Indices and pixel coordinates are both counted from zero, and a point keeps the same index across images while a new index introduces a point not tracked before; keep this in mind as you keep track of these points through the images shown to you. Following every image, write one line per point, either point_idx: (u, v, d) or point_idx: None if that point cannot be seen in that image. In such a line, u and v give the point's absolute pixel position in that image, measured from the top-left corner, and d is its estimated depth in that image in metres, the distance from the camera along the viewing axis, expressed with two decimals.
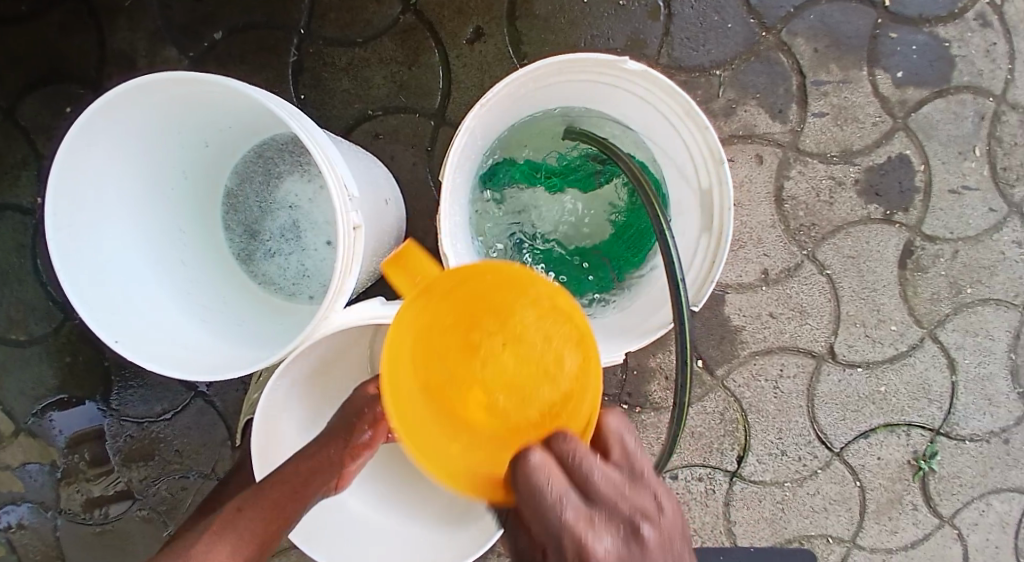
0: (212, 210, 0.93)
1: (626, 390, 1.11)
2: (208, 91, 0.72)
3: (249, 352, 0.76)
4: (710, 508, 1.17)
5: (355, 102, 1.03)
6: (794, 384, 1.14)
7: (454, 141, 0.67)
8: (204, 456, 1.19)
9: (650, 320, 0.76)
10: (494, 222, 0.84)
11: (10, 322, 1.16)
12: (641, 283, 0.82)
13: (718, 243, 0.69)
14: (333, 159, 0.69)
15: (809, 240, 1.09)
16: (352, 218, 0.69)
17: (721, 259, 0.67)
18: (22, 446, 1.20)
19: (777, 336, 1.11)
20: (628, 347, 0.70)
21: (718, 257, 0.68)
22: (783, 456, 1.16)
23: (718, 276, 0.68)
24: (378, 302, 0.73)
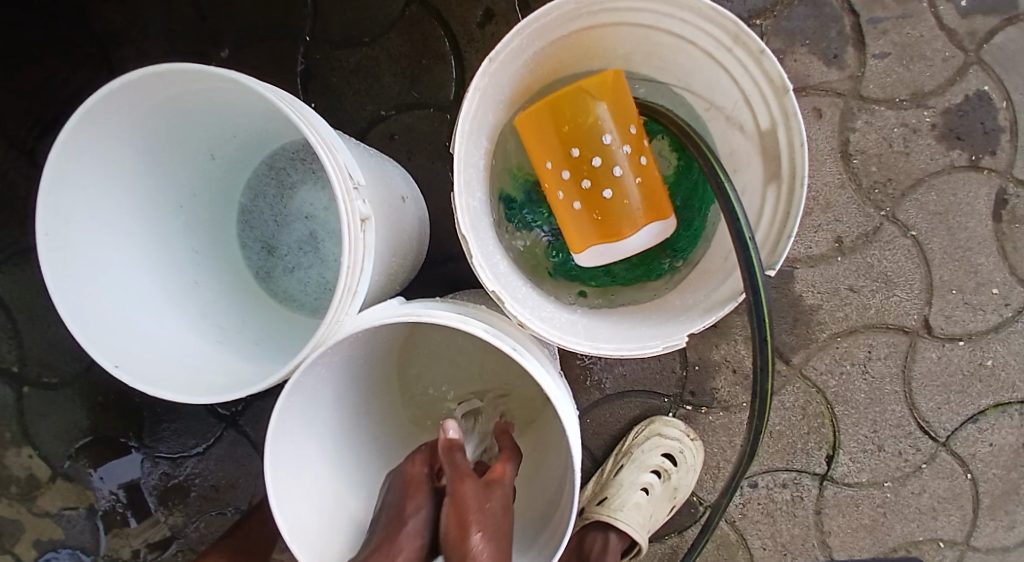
0: (227, 227, 0.89)
1: (689, 388, 0.97)
2: (197, 89, 0.66)
3: (268, 368, 0.69)
4: (799, 518, 1.02)
5: (367, 104, 0.96)
6: (886, 366, 0.99)
7: (468, 106, 0.59)
8: (241, 492, 1.13)
9: (714, 295, 0.63)
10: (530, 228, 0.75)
11: (41, 364, 1.13)
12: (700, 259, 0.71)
13: (793, 190, 0.57)
14: (337, 146, 0.62)
15: (885, 199, 0.96)
16: (358, 208, 0.60)
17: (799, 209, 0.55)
18: (60, 492, 1.15)
19: (861, 313, 0.98)
20: (690, 328, 0.58)
21: (794, 209, 0.57)
22: (880, 452, 1.01)
23: (796, 228, 0.55)
24: (396, 302, 0.64)
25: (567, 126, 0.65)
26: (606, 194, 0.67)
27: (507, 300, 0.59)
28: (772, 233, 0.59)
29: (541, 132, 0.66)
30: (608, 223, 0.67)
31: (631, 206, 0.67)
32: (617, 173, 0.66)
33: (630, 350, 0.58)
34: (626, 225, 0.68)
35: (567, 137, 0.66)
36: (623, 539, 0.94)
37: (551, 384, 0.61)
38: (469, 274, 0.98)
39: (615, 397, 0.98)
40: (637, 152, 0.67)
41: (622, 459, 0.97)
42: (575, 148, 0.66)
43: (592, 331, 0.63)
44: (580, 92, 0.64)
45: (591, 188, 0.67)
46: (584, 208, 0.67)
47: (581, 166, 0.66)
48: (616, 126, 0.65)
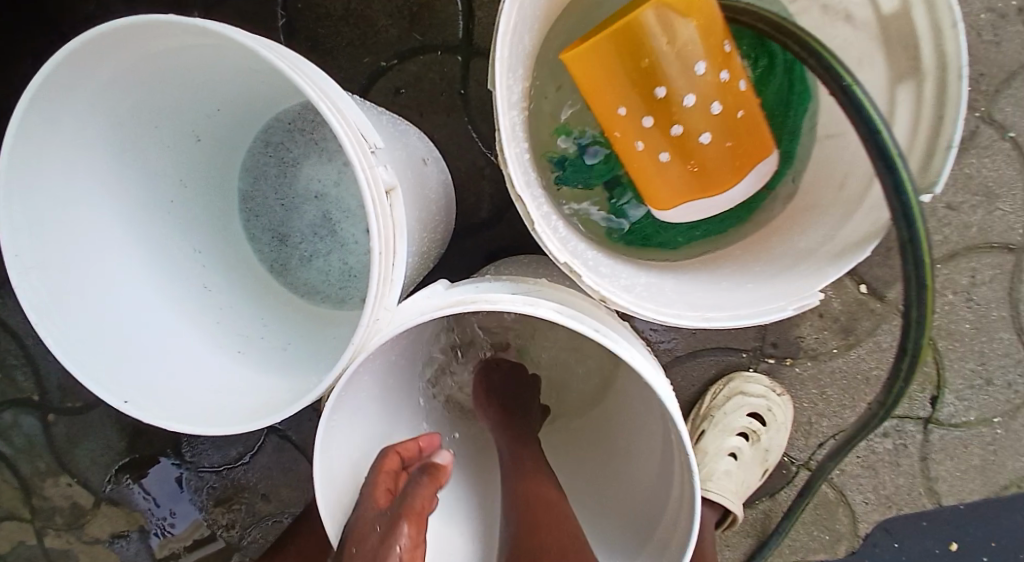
0: (229, 219, 0.79)
1: (770, 340, 0.86)
2: (166, 48, 0.55)
3: (298, 380, 0.60)
4: (904, 467, 0.91)
5: (364, 56, 0.84)
6: (992, 291, 0.87)
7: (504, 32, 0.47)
8: (293, 498, 1.06)
9: (837, 237, 0.54)
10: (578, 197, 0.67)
11: (63, 389, 1.06)
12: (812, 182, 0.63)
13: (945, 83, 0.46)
14: (345, 104, 0.50)
15: (978, 98, 0.83)
16: (382, 177, 0.49)
17: (958, 106, 0.45)
18: (108, 516, 1.10)
19: (960, 234, 0.85)
20: (823, 281, 0.50)
21: (950, 104, 0.46)
22: (989, 386, 0.89)
23: (959, 132, 0.45)
24: (441, 288, 0.55)
25: (641, 59, 0.51)
26: (704, 139, 0.55)
27: (584, 273, 0.50)
28: (914, 140, 0.48)
29: (610, 75, 0.52)
30: (701, 173, 0.57)
31: (729, 148, 0.57)
32: (717, 110, 0.55)
33: (745, 318, 0.50)
34: (721, 171, 0.58)
35: (642, 73, 0.52)
36: (716, 510, 0.84)
37: (644, 363, 0.52)
38: (509, 239, 0.87)
39: (687, 360, 0.87)
40: (730, 77, 0.55)
41: (702, 423, 0.87)
42: (661, 89, 0.53)
43: (687, 293, 0.54)
44: (664, 14, 0.50)
45: (683, 133, 0.55)
46: (673, 161, 0.56)
47: (669, 109, 0.54)
48: (708, 52, 0.53)
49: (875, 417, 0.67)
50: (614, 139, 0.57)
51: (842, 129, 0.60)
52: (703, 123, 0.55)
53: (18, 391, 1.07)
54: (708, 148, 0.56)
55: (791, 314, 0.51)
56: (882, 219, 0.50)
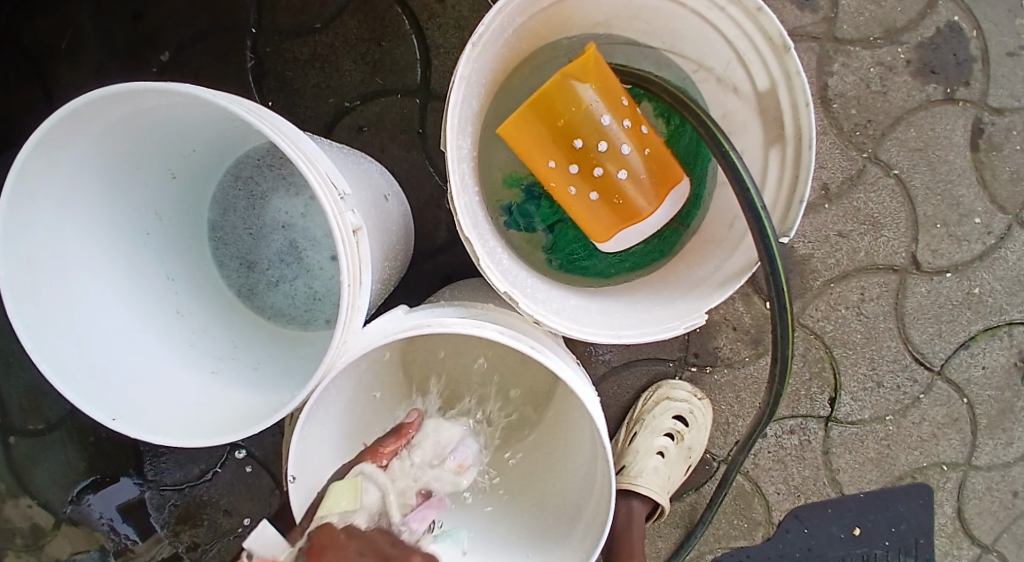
0: (200, 247, 0.85)
1: (692, 350, 0.98)
2: (154, 105, 0.61)
3: (270, 397, 0.67)
4: (809, 460, 1.04)
5: (329, 95, 0.91)
6: (879, 306, 1.00)
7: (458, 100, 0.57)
8: (255, 511, 1.11)
9: (725, 269, 0.65)
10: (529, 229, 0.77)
11: (25, 411, 1.09)
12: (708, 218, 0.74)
13: (801, 150, 0.59)
14: (316, 156, 0.58)
15: (866, 140, 0.96)
16: (349, 220, 0.57)
17: (809, 170, 0.58)
18: (68, 537, 1.13)
19: (852, 257, 0.98)
20: (707, 305, 0.60)
21: (802, 166, 0.59)
22: (880, 388, 1.03)
23: (809, 191, 0.58)
24: (401, 311, 0.63)
25: (556, 121, 0.65)
26: (621, 175, 0.68)
27: (521, 301, 0.59)
28: (781, 194, 0.61)
29: (535, 139, 0.65)
30: (629, 205, 0.69)
31: (644, 179, 0.69)
32: (627, 150, 0.67)
33: (650, 335, 0.60)
34: (644, 201, 0.69)
35: (558, 130, 0.65)
36: (646, 503, 0.94)
37: (572, 375, 0.62)
38: (460, 263, 0.96)
39: (621, 370, 0.99)
40: (636, 124, 0.68)
41: (635, 426, 0.97)
42: (577, 140, 0.66)
43: (608, 316, 0.65)
44: (565, 87, 0.63)
45: (603, 173, 0.68)
46: (600, 198, 0.69)
47: (586, 154, 0.67)
48: (610, 107, 0.66)
49: (764, 417, 0.79)
50: (551, 190, 0.69)
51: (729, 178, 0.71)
52: (617, 163, 0.67)
53: None
54: (628, 182, 0.68)
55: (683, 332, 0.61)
56: (753, 256, 0.62)
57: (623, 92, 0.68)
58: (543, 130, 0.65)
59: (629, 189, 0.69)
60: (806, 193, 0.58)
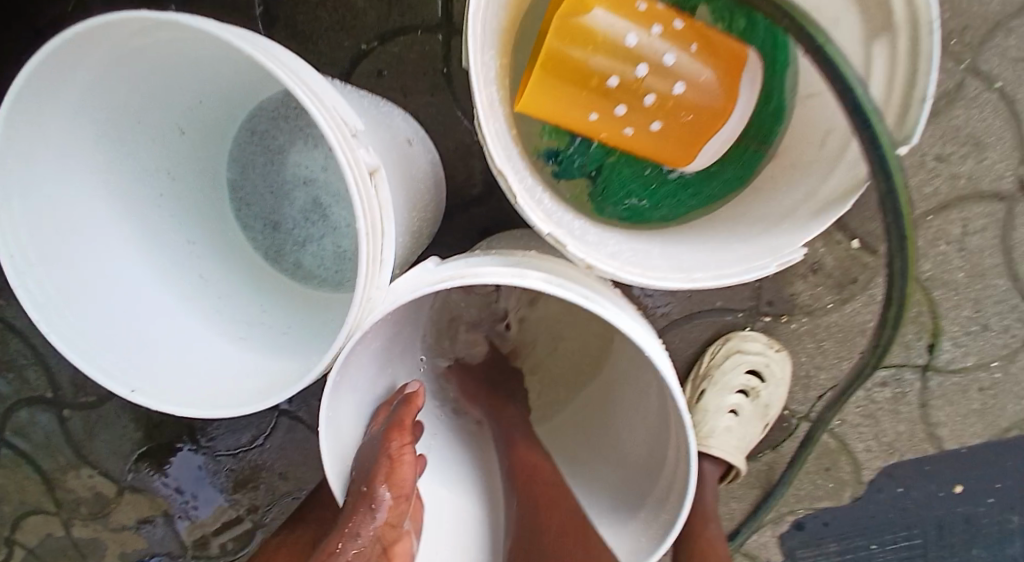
0: (223, 209, 0.80)
1: (765, 299, 0.89)
2: (145, 44, 0.56)
3: (295, 363, 0.62)
4: (903, 414, 0.95)
5: (344, 39, 0.84)
6: (984, 239, 0.88)
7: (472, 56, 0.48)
8: (309, 475, 1.09)
9: (823, 190, 0.56)
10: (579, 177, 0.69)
11: (76, 385, 1.09)
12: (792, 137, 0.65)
13: (916, 36, 0.50)
14: (324, 91, 0.51)
15: (964, 48, 0.82)
16: (362, 159, 0.50)
17: (931, 58, 0.48)
18: (132, 504, 1.14)
19: (952, 184, 0.86)
20: (804, 236, 0.53)
21: (921, 56, 0.49)
22: (986, 332, 0.91)
23: (931, 81, 0.48)
24: (432, 264, 0.56)
25: (578, 63, 0.55)
26: (678, 88, 0.58)
27: (569, 242, 0.52)
28: (891, 94, 0.52)
29: (565, 98, 0.56)
30: (700, 116, 0.61)
31: (703, 80, 0.59)
32: (671, 61, 0.58)
33: (728, 276, 0.53)
34: (709, 110, 0.61)
35: (581, 70, 0.55)
36: (719, 465, 0.88)
37: (633, 325, 0.55)
38: (501, 214, 0.88)
39: (685, 321, 0.91)
40: (670, 24, 0.58)
41: (702, 383, 0.90)
42: (611, 77, 0.56)
43: (674, 256, 0.57)
44: (573, 29, 0.53)
45: (656, 97, 0.58)
46: (664, 123, 0.60)
47: (627, 76, 0.57)
48: (632, 22, 0.56)
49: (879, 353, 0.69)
50: (606, 139, 0.61)
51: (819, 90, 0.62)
52: (664, 73, 0.58)
53: (31, 390, 1.10)
54: (689, 90, 0.59)
55: (773, 271, 0.54)
56: (861, 174, 0.53)
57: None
58: (567, 83, 0.55)
59: (695, 100, 0.60)
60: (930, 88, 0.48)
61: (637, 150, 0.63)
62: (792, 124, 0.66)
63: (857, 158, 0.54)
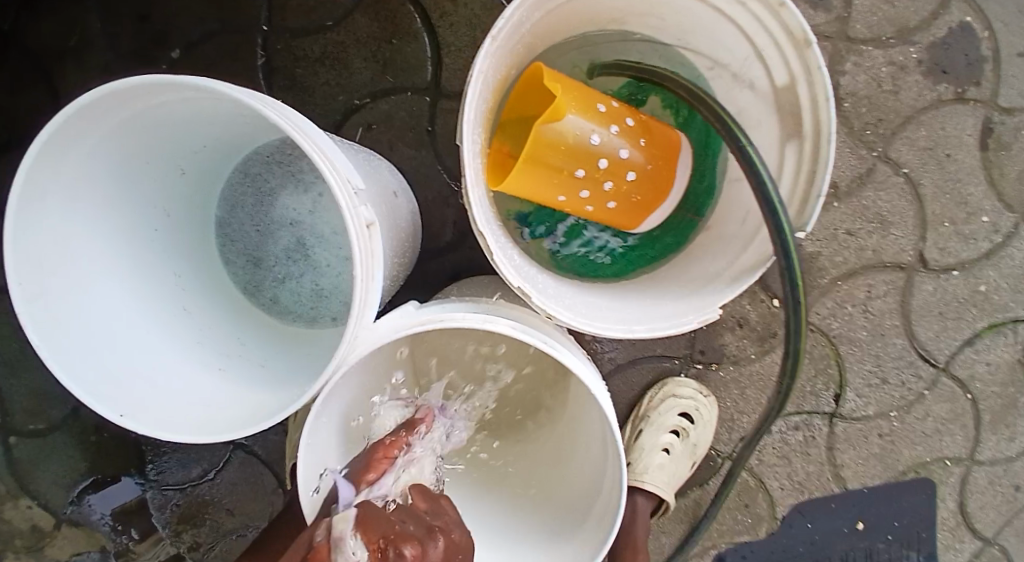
0: (207, 244, 0.84)
1: (698, 347, 0.98)
2: (162, 100, 0.61)
3: (277, 393, 0.66)
4: (813, 456, 1.04)
5: (338, 94, 0.91)
6: (886, 303, 1.00)
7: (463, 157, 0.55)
8: (258, 510, 1.10)
9: (739, 261, 0.65)
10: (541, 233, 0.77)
11: (27, 410, 1.08)
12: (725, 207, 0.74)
13: (819, 145, 0.59)
14: (333, 151, 0.58)
15: (877, 139, 0.95)
16: (363, 214, 0.56)
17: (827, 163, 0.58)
18: (69, 538, 1.12)
19: (859, 255, 0.98)
20: (721, 300, 0.61)
21: (821, 162, 0.59)
22: (885, 385, 1.02)
23: (826, 184, 0.58)
24: (413, 307, 0.62)
25: (549, 160, 0.62)
26: (631, 174, 0.67)
27: (535, 295, 0.59)
28: (797, 191, 0.61)
29: (536, 186, 0.64)
30: (648, 192, 0.71)
31: (650, 165, 0.69)
32: (625, 155, 0.66)
33: (664, 329, 0.60)
34: (655, 190, 0.71)
35: (552, 164, 0.63)
36: (651, 500, 0.94)
37: (582, 369, 0.62)
38: (466, 262, 0.95)
39: (629, 365, 0.98)
40: (626, 122, 0.66)
41: (640, 423, 0.97)
42: (576, 170, 0.64)
43: (618, 311, 0.65)
44: (546, 134, 0.61)
45: (613, 184, 0.67)
46: (619, 201, 0.69)
47: (590, 168, 0.65)
48: (595, 122, 0.63)
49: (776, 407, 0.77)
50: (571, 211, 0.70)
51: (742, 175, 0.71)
52: (620, 165, 0.66)
53: None
54: (636, 174, 0.68)
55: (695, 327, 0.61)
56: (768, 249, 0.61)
57: (597, 98, 0.65)
58: (538, 176, 0.63)
59: (643, 181, 0.69)
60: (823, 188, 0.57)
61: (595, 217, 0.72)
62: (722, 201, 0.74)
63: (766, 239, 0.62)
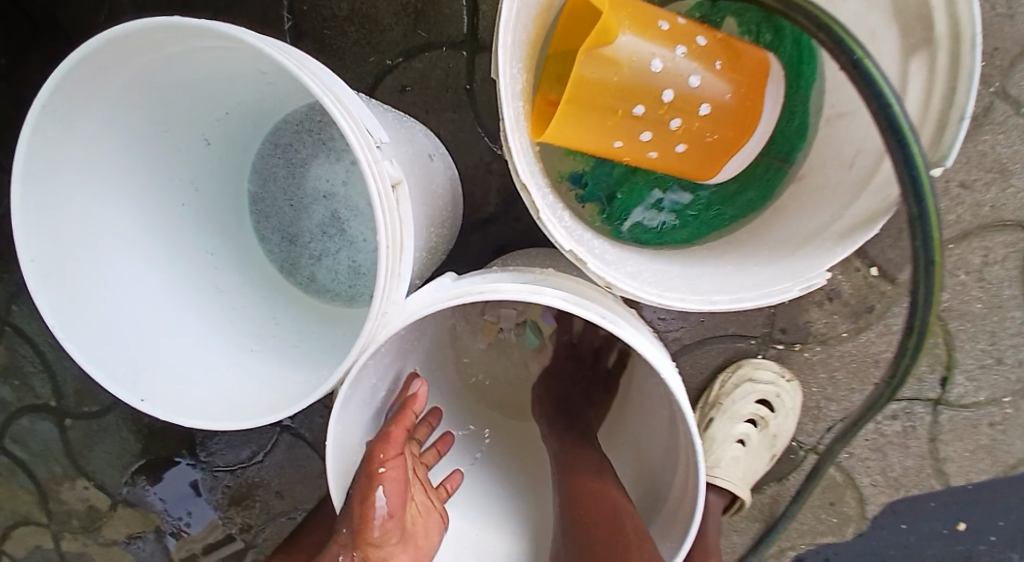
0: (239, 219, 0.79)
1: (778, 326, 0.87)
2: (175, 52, 0.55)
3: (307, 377, 0.60)
4: (911, 448, 0.91)
5: (370, 54, 0.84)
6: (1004, 270, 0.86)
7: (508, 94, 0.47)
8: (307, 495, 1.07)
9: (844, 217, 0.55)
10: (597, 196, 0.68)
11: (79, 393, 1.08)
12: (813, 154, 0.64)
13: (958, 50, 0.50)
14: (352, 102, 0.50)
15: (994, 72, 0.81)
16: (387, 170, 0.49)
17: (974, 69, 0.48)
18: (124, 519, 1.12)
19: (974, 213, 0.84)
20: (829, 262, 0.51)
21: (963, 70, 0.50)
22: (1001, 366, 0.89)
23: (972, 98, 0.49)
24: (450, 279, 0.54)
25: (605, 94, 0.53)
26: (704, 109, 0.57)
27: (590, 261, 0.51)
28: (929, 108, 0.52)
29: (591, 130, 0.55)
30: (727, 132, 0.60)
31: (725, 100, 0.58)
32: (696, 84, 0.56)
33: (759, 298, 0.52)
34: (734, 132, 0.60)
35: (608, 100, 0.53)
36: (723, 497, 0.86)
37: (649, 348, 0.53)
38: (515, 233, 0.87)
39: (696, 348, 0.88)
40: (694, 44, 0.56)
41: (711, 411, 0.88)
42: (636, 105, 0.55)
43: (692, 279, 0.55)
44: (601, 60, 0.51)
45: (682, 122, 0.57)
46: (689, 144, 0.59)
47: (654, 100, 0.55)
48: (656, 45, 0.54)
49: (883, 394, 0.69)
50: (630, 161, 0.60)
51: (846, 106, 0.61)
52: (688, 96, 0.56)
53: (34, 397, 1.08)
54: (712, 110, 0.57)
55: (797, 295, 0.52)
56: (890, 196, 0.51)
57: (658, 16, 0.55)
58: (590, 117, 0.54)
59: (721, 118, 0.58)
60: (971, 104, 0.48)
61: (662, 168, 0.61)
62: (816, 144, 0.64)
63: (886, 180, 0.52)
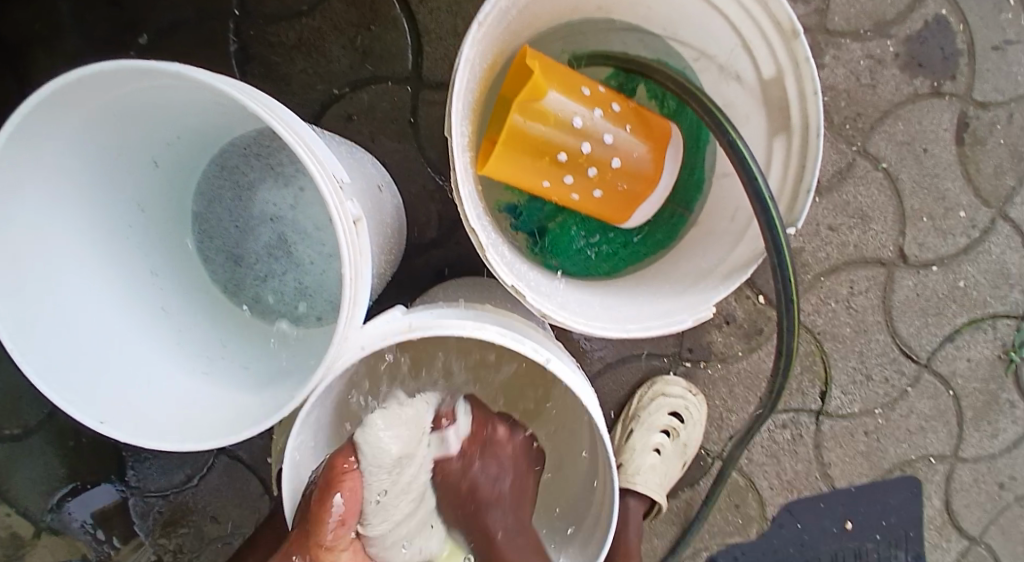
0: (188, 241, 0.83)
1: (686, 345, 0.98)
2: (140, 91, 0.60)
3: (259, 395, 0.65)
4: (801, 454, 1.04)
5: (318, 83, 0.90)
6: (868, 299, 1.01)
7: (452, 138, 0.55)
8: (243, 517, 1.09)
9: (731, 260, 0.65)
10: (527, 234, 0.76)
11: (1, 417, 1.05)
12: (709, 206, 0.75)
13: (807, 138, 0.60)
14: (319, 147, 0.57)
15: (856, 133, 0.97)
16: (349, 209, 0.56)
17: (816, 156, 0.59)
18: (49, 548, 1.09)
19: (842, 250, 0.99)
20: (715, 298, 0.61)
21: (811, 156, 0.60)
22: (869, 380, 1.03)
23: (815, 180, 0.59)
24: (397, 312, 0.61)
25: (534, 142, 0.62)
26: (616, 162, 0.67)
27: (528, 294, 0.58)
28: (787, 184, 0.62)
29: (520, 171, 0.64)
30: (637, 181, 0.70)
31: (635, 155, 0.68)
32: (609, 141, 0.66)
33: (659, 328, 0.61)
34: (643, 182, 0.71)
35: (536, 148, 0.63)
36: (642, 501, 0.95)
37: (570, 373, 0.61)
38: (452, 260, 0.94)
39: (615, 367, 0.98)
40: (610, 107, 0.66)
41: (630, 423, 0.98)
42: (559, 154, 0.64)
43: (610, 308, 0.65)
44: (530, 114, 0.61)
45: (597, 170, 0.67)
46: (604, 189, 0.69)
47: (574, 152, 0.65)
48: (578, 105, 0.64)
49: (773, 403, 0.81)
50: (556, 200, 0.70)
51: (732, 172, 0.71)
52: (603, 150, 0.66)
53: None
54: (623, 162, 0.68)
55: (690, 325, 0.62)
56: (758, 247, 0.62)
57: (581, 82, 0.65)
58: (521, 160, 0.63)
59: (630, 170, 0.69)
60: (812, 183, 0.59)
61: (581, 209, 0.71)
62: (711, 196, 0.75)
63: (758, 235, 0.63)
